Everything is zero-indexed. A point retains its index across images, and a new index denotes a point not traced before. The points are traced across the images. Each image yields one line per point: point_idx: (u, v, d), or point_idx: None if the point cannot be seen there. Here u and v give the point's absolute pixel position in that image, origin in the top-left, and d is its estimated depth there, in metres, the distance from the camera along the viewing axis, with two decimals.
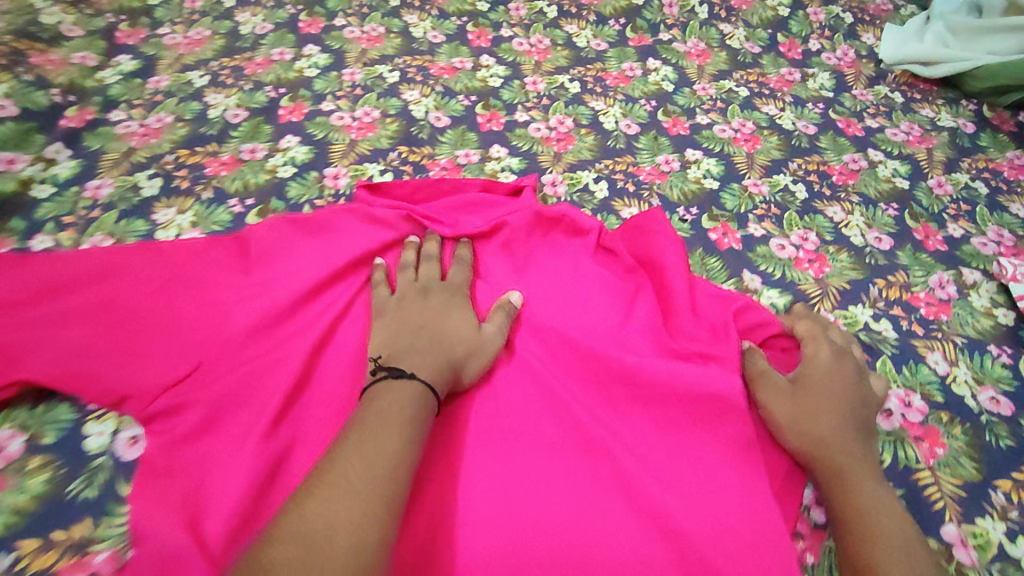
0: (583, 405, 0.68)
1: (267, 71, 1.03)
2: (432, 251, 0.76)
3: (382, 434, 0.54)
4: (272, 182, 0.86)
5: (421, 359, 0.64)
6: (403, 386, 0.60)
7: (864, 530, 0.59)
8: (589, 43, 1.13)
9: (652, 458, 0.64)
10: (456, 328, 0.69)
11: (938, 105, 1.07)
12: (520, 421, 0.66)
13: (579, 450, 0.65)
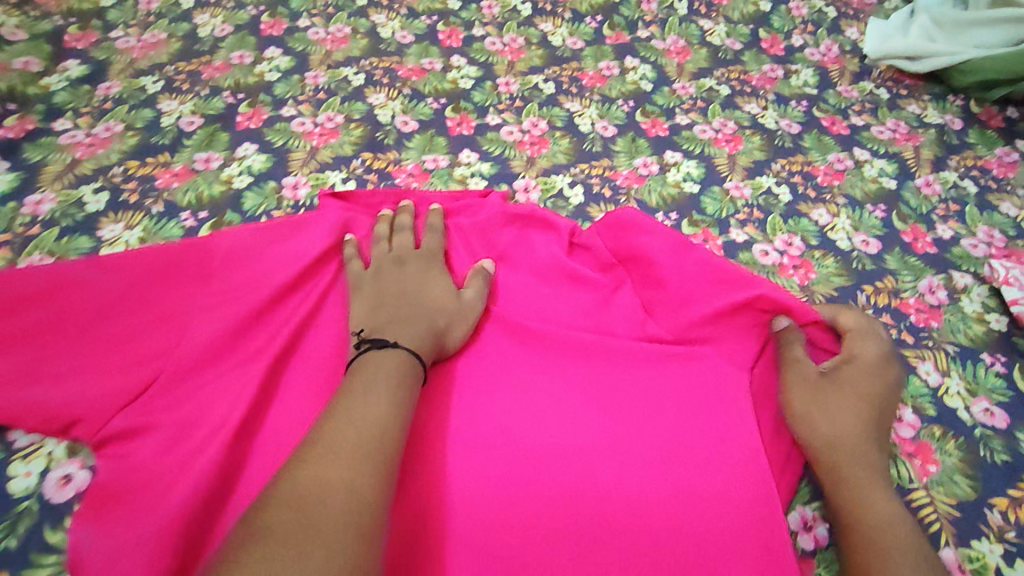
0: (556, 414, 0.63)
1: (225, 75, 0.97)
2: (406, 222, 0.73)
3: (368, 414, 0.53)
4: (228, 194, 0.81)
5: (404, 328, 0.63)
6: (378, 389, 0.55)
7: (864, 541, 0.55)
8: (564, 42, 1.09)
9: (632, 471, 0.60)
10: (433, 318, 0.65)
11: (924, 101, 1.04)
12: (487, 433, 0.61)
13: (551, 464, 0.60)
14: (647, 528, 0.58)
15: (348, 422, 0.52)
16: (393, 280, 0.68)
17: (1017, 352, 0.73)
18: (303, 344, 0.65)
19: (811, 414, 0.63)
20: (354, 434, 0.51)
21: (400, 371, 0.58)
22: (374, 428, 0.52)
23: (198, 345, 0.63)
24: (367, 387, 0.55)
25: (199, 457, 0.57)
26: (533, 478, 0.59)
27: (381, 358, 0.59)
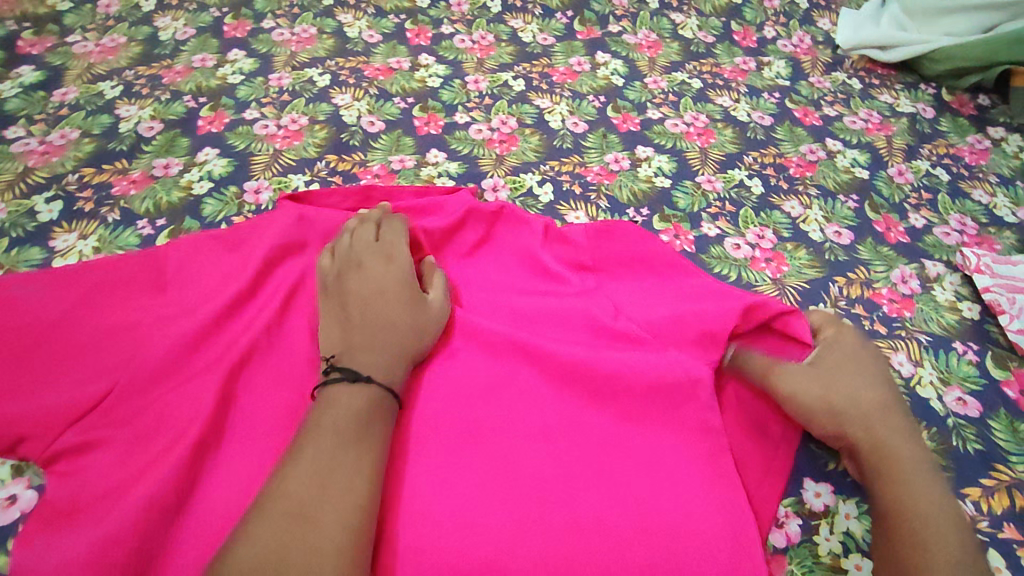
0: (526, 410, 0.61)
1: (186, 79, 0.95)
2: (369, 218, 0.71)
3: (348, 440, 0.51)
4: (187, 200, 0.79)
5: (372, 350, 0.58)
6: (345, 397, 0.54)
7: (906, 538, 0.52)
8: (534, 38, 1.07)
9: (612, 472, 0.57)
10: (410, 335, 0.61)
11: (896, 90, 1.03)
12: (456, 434, 0.58)
13: (536, 465, 0.57)
14: (629, 533, 0.54)
15: (317, 453, 0.49)
16: (361, 289, 0.64)
17: (990, 340, 0.72)
18: (261, 352, 0.63)
19: (827, 400, 0.60)
20: (316, 495, 0.47)
21: (372, 410, 0.54)
22: (339, 487, 0.49)
23: (155, 353, 0.60)
24: (336, 433, 0.51)
25: (154, 470, 0.54)
26: (507, 476, 0.56)
27: (353, 393, 0.55)
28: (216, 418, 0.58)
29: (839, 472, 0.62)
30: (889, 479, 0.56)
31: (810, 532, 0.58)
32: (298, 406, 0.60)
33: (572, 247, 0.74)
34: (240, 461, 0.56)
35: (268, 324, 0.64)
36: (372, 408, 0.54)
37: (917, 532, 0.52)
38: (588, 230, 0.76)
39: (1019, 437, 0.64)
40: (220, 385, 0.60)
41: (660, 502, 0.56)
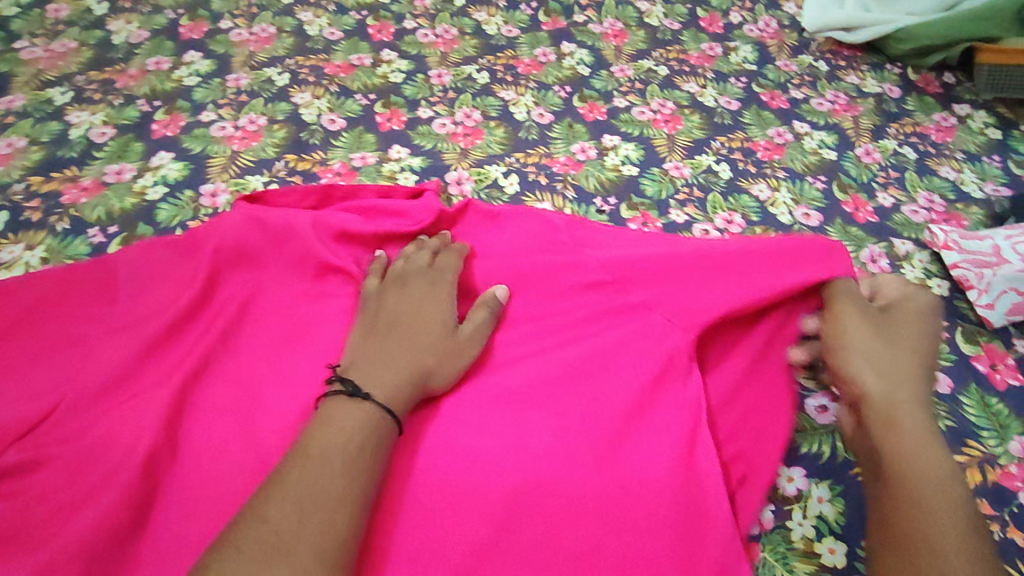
0: (525, 404, 0.59)
1: (141, 83, 0.92)
2: (421, 243, 0.70)
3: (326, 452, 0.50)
4: (140, 206, 0.77)
5: (388, 371, 0.57)
6: (332, 410, 0.53)
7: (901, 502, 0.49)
8: (499, 30, 1.06)
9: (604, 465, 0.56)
10: (431, 359, 0.59)
11: (863, 71, 1.03)
12: (435, 435, 0.57)
13: (530, 457, 0.55)
14: (615, 531, 0.53)
15: (299, 468, 0.49)
16: (398, 301, 0.63)
17: (960, 316, 0.71)
18: (219, 359, 0.62)
19: (857, 349, 0.59)
20: (298, 525, 0.45)
21: (362, 432, 0.52)
22: (323, 516, 0.46)
23: (106, 366, 0.59)
24: (323, 459, 0.49)
25: (104, 485, 0.52)
26: (466, 493, 0.53)
27: (348, 409, 0.53)
28: (169, 429, 0.56)
29: (812, 454, 0.61)
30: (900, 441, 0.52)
31: (783, 518, 0.57)
32: (256, 413, 0.58)
33: (549, 229, 0.72)
34: (195, 473, 0.55)
35: (224, 331, 0.63)
36: (362, 426, 0.52)
37: (918, 517, 0.48)
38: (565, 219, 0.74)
39: (990, 412, 0.64)
40: (173, 395, 0.58)
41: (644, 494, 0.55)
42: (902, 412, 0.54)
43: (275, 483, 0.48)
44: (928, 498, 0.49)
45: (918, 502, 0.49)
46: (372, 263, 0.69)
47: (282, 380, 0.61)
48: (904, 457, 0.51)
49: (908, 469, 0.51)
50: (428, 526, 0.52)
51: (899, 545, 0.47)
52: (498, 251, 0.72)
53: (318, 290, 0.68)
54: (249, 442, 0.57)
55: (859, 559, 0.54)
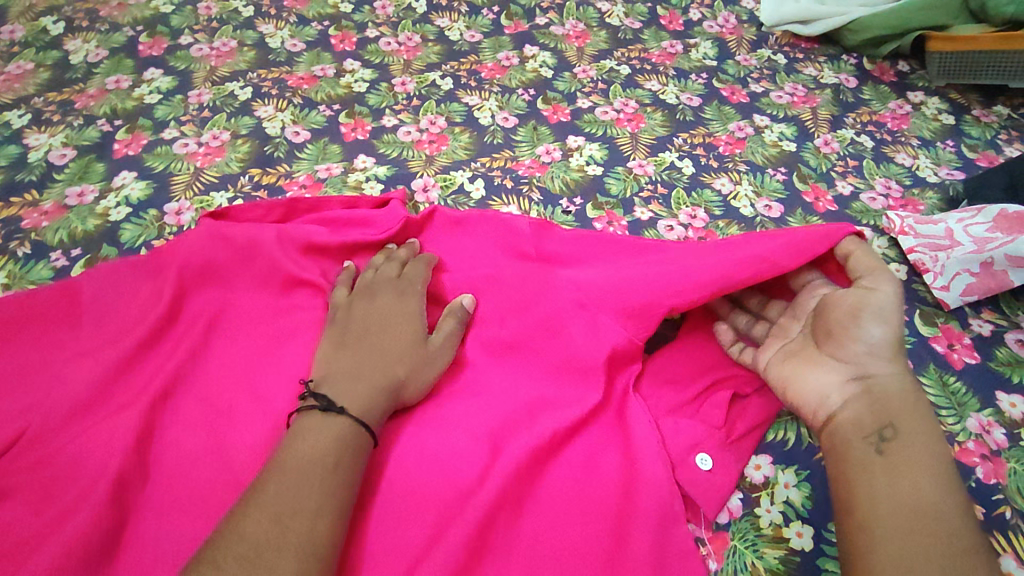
0: (504, 407, 0.61)
1: (100, 102, 0.91)
2: (391, 254, 0.70)
3: (299, 465, 0.50)
4: (103, 227, 0.76)
5: (357, 384, 0.57)
6: (304, 424, 0.54)
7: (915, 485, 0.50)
8: (461, 36, 1.06)
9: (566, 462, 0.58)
10: (402, 371, 0.59)
11: (820, 63, 1.05)
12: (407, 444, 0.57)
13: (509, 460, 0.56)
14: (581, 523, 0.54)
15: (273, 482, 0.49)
16: (368, 313, 0.63)
17: (917, 298, 0.74)
18: (187, 378, 0.61)
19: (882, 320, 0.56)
20: (275, 540, 0.45)
21: (334, 443, 0.52)
22: (302, 531, 0.47)
23: (71, 392, 0.58)
24: (301, 474, 0.49)
25: (75, 511, 0.52)
26: (442, 499, 0.54)
27: (322, 423, 0.53)
28: (137, 451, 0.55)
29: (777, 442, 0.62)
30: (902, 426, 0.53)
31: (751, 505, 0.58)
32: (226, 431, 0.58)
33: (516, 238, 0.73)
34: (167, 494, 0.54)
35: (192, 349, 0.62)
36: (339, 438, 0.53)
37: (925, 496, 0.49)
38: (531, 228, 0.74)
39: (949, 390, 0.66)
40: (140, 418, 0.57)
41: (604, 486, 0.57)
42: (909, 393, 0.55)
43: (249, 500, 0.48)
44: (936, 477, 0.50)
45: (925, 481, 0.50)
46: (341, 274, 0.69)
47: (251, 396, 0.60)
48: (913, 443, 0.52)
49: (916, 450, 0.52)
50: (399, 533, 0.53)
51: (906, 520, 0.48)
52: (468, 262, 0.72)
53: (286, 303, 0.68)
54: (220, 461, 0.56)
55: (825, 542, 0.56)
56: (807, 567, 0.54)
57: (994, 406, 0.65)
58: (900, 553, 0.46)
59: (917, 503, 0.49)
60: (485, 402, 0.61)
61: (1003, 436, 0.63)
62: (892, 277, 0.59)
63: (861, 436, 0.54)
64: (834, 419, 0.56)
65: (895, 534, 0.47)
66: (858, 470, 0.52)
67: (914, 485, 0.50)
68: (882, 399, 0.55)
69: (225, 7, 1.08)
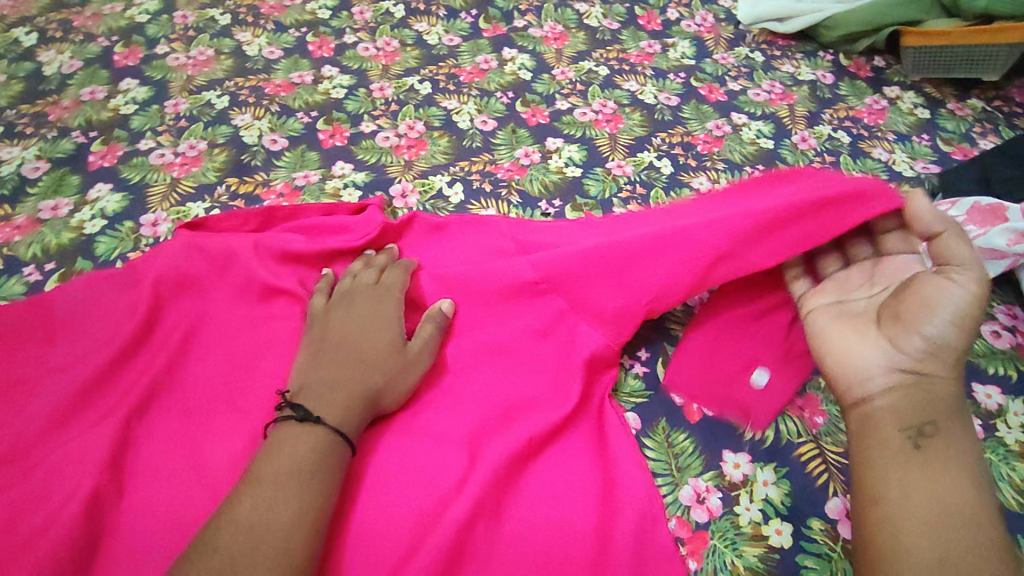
0: (505, 413, 0.61)
1: (75, 114, 0.91)
2: (373, 261, 0.70)
3: (277, 476, 0.50)
4: (78, 240, 0.76)
5: (334, 393, 0.56)
6: (281, 435, 0.53)
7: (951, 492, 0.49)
8: (440, 40, 1.06)
9: (546, 467, 0.58)
10: (380, 380, 0.59)
11: (797, 59, 1.06)
12: (393, 451, 0.58)
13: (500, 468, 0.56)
14: (562, 528, 0.54)
15: (250, 494, 0.48)
16: (346, 321, 0.63)
17: None
18: (164, 391, 0.61)
19: (952, 316, 0.55)
20: (252, 554, 0.45)
21: (311, 453, 0.52)
22: (278, 543, 0.46)
23: (45, 408, 0.58)
24: (277, 486, 0.49)
25: (49, 529, 0.51)
26: (420, 508, 0.54)
27: (299, 433, 0.53)
28: (113, 466, 0.55)
29: (756, 439, 0.62)
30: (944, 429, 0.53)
31: (731, 504, 0.58)
32: (204, 444, 0.58)
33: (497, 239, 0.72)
34: (143, 509, 0.54)
35: (169, 361, 0.62)
36: (316, 448, 0.52)
37: (956, 496, 0.49)
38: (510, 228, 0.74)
39: None
40: (115, 432, 0.56)
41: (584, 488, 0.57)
42: (954, 395, 0.54)
43: (225, 512, 0.47)
44: (970, 481, 0.50)
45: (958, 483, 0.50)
46: (320, 281, 0.69)
47: (228, 407, 0.60)
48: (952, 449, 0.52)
49: (952, 452, 0.51)
50: (375, 543, 0.53)
51: (933, 517, 0.48)
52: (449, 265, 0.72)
53: (263, 312, 0.67)
54: (197, 473, 0.56)
55: (804, 539, 0.56)
56: (786, 564, 0.54)
57: (970, 397, 0.65)
58: (922, 550, 0.47)
59: (946, 505, 0.48)
60: (484, 408, 0.61)
61: (980, 427, 0.63)
62: (981, 276, 0.55)
63: (898, 427, 0.53)
64: (870, 400, 0.56)
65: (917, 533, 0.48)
66: (889, 462, 0.52)
67: (949, 491, 0.49)
68: (928, 395, 0.54)
69: (201, 15, 1.07)
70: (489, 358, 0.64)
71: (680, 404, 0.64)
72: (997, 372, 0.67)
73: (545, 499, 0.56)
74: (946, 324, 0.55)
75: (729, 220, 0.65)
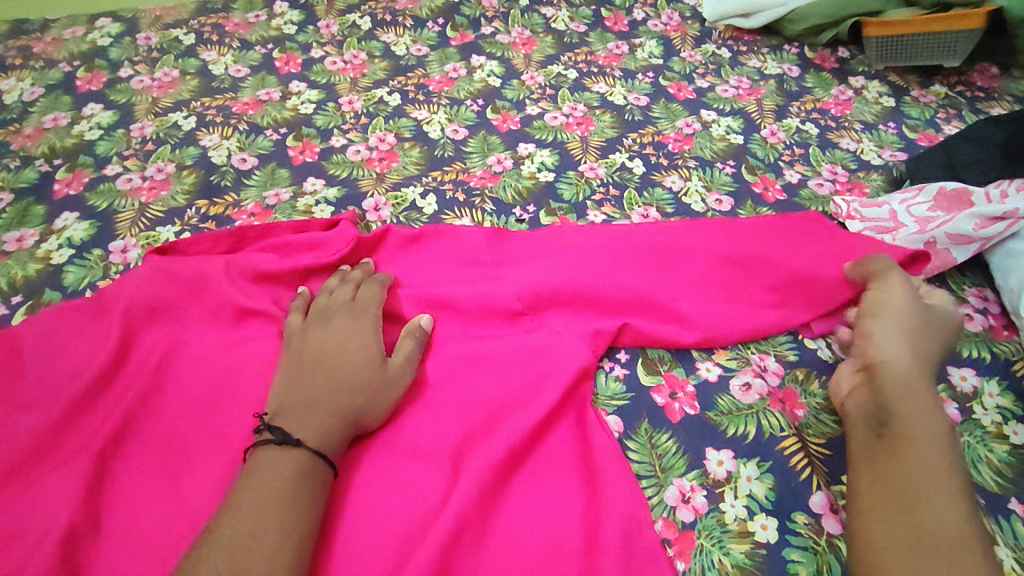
0: (483, 425, 0.61)
1: (38, 142, 0.89)
2: (352, 276, 0.69)
3: (261, 500, 0.49)
4: (45, 271, 0.74)
5: (313, 415, 0.55)
6: (261, 459, 0.52)
7: (916, 477, 0.51)
8: (408, 50, 1.05)
9: (530, 477, 0.58)
10: (360, 400, 0.58)
11: (763, 54, 1.07)
12: (375, 471, 0.57)
13: (484, 482, 0.56)
14: (550, 537, 0.54)
15: (234, 518, 0.48)
16: (323, 340, 0.62)
17: None
18: (138, 422, 0.59)
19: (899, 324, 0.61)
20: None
21: (294, 476, 0.51)
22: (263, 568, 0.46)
23: (14, 445, 0.56)
24: (260, 508, 0.48)
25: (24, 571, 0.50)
26: (406, 526, 0.54)
27: (277, 457, 0.52)
28: (89, 502, 0.54)
29: (739, 436, 0.62)
30: (906, 414, 0.55)
31: (716, 501, 0.58)
32: (181, 473, 0.57)
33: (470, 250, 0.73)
34: (122, 544, 0.53)
35: (143, 391, 0.61)
36: (299, 471, 0.52)
37: (921, 475, 0.51)
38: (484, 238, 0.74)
39: None
40: (89, 467, 0.55)
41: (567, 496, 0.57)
42: (914, 384, 0.57)
43: (206, 541, 0.46)
44: (935, 464, 0.52)
45: (921, 461, 0.52)
46: (295, 299, 0.68)
47: (206, 435, 0.59)
48: (916, 432, 0.54)
49: (913, 436, 0.54)
50: (362, 566, 0.52)
51: (901, 500, 0.50)
52: (424, 279, 0.71)
53: (238, 335, 0.66)
54: (175, 503, 0.55)
55: (789, 533, 0.56)
56: (772, 559, 0.55)
57: (946, 381, 0.66)
58: (886, 533, 0.49)
59: (907, 487, 0.51)
60: (464, 420, 0.61)
61: (957, 411, 0.64)
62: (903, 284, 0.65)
63: (863, 421, 0.57)
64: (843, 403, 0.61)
65: (884, 519, 0.50)
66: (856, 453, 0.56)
67: (912, 474, 0.51)
68: (890, 388, 0.57)
69: (165, 36, 1.06)
70: (467, 371, 0.64)
71: (661, 404, 0.64)
72: (972, 355, 0.68)
73: (530, 509, 0.56)
74: (913, 323, 0.61)
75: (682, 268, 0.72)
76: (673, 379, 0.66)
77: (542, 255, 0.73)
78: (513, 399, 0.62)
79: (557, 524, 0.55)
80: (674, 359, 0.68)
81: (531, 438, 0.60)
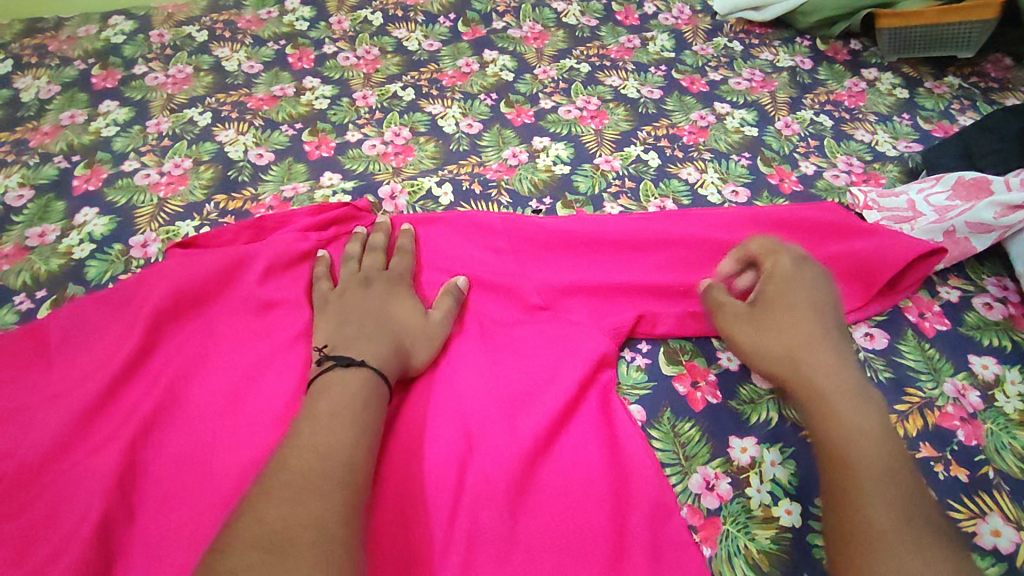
0: (502, 414, 0.61)
1: (56, 139, 0.90)
2: (378, 242, 0.72)
3: (340, 400, 0.53)
4: (68, 266, 0.75)
5: (372, 345, 0.60)
6: (331, 377, 0.56)
7: (844, 469, 0.50)
8: (420, 45, 1.05)
9: (554, 466, 0.58)
10: (405, 343, 0.62)
11: (775, 47, 1.07)
12: (403, 458, 0.57)
13: (509, 469, 0.57)
14: (576, 524, 0.55)
15: (317, 414, 0.52)
16: (364, 298, 0.65)
17: (933, 286, 0.73)
18: (167, 409, 0.60)
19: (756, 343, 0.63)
20: (331, 445, 0.49)
21: (364, 386, 0.56)
22: (350, 442, 0.50)
23: (45, 436, 0.57)
24: (339, 410, 0.52)
25: (60, 556, 0.50)
26: (433, 515, 0.54)
27: (345, 374, 0.56)
28: (122, 489, 0.55)
29: (761, 423, 0.62)
30: (826, 412, 0.54)
31: (740, 487, 0.58)
32: (210, 461, 0.57)
33: (491, 232, 0.74)
34: (155, 531, 0.53)
35: (171, 380, 0.61)
36: (367, 382, 0.56)
37: (857, 472, 0.50)
38: (502, 223, 0.75)
39: (924, 357, 0.67)
40: (121, 455, 0.56)
41: (590, 484, 0.57)
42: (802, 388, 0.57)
43: (295, 430, 0.51)
44: (871, 456, 0.50)
45: (851, 457, 0.51)
46: (316, 264, 0.70)
47: (234, 424, 0.59)
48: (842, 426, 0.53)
49: (844, 434, 0.52)
50: (396, 552, 0.53)
51: (840, 501, 0.49)
52: (447, 261, 0.72)
53: (261, 324, 0.66)
54: (205, 491, 0.55)
55: (813, 518, 0.56)
56: (799, 544, 0.55)
57: (967, 369, 0.66)
58: (842, 533, 0.48)
59: (846, 486, 0.50)
60: (483, 412, 0.61)
61: (978, 398, 0.64)
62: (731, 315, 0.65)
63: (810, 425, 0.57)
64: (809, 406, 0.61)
65: (838, 532, 0.48)
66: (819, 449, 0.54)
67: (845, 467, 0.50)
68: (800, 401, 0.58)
69: (178, 33, 1.06)
70: (486, 361, 0.64)
71: (683, 393, 0.64)
72: (992, 343, 0.68)
73: (554, 496, 0.56)
74: (745, 316, 0.64)
75: (699, 257, 0.73)
76: (693, 368, 0.66)
77: (561, 243, 0.74)
78: (533, 388, 0.62)
79: (581, 511, 0.55)
80: (694, 349, 0.68)
81: (554, 427, 0.60)
